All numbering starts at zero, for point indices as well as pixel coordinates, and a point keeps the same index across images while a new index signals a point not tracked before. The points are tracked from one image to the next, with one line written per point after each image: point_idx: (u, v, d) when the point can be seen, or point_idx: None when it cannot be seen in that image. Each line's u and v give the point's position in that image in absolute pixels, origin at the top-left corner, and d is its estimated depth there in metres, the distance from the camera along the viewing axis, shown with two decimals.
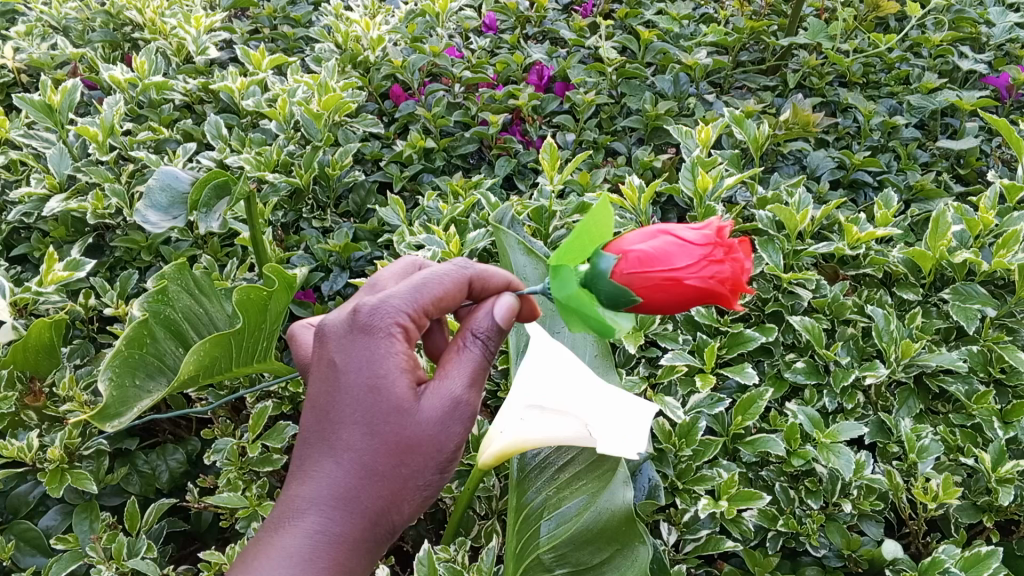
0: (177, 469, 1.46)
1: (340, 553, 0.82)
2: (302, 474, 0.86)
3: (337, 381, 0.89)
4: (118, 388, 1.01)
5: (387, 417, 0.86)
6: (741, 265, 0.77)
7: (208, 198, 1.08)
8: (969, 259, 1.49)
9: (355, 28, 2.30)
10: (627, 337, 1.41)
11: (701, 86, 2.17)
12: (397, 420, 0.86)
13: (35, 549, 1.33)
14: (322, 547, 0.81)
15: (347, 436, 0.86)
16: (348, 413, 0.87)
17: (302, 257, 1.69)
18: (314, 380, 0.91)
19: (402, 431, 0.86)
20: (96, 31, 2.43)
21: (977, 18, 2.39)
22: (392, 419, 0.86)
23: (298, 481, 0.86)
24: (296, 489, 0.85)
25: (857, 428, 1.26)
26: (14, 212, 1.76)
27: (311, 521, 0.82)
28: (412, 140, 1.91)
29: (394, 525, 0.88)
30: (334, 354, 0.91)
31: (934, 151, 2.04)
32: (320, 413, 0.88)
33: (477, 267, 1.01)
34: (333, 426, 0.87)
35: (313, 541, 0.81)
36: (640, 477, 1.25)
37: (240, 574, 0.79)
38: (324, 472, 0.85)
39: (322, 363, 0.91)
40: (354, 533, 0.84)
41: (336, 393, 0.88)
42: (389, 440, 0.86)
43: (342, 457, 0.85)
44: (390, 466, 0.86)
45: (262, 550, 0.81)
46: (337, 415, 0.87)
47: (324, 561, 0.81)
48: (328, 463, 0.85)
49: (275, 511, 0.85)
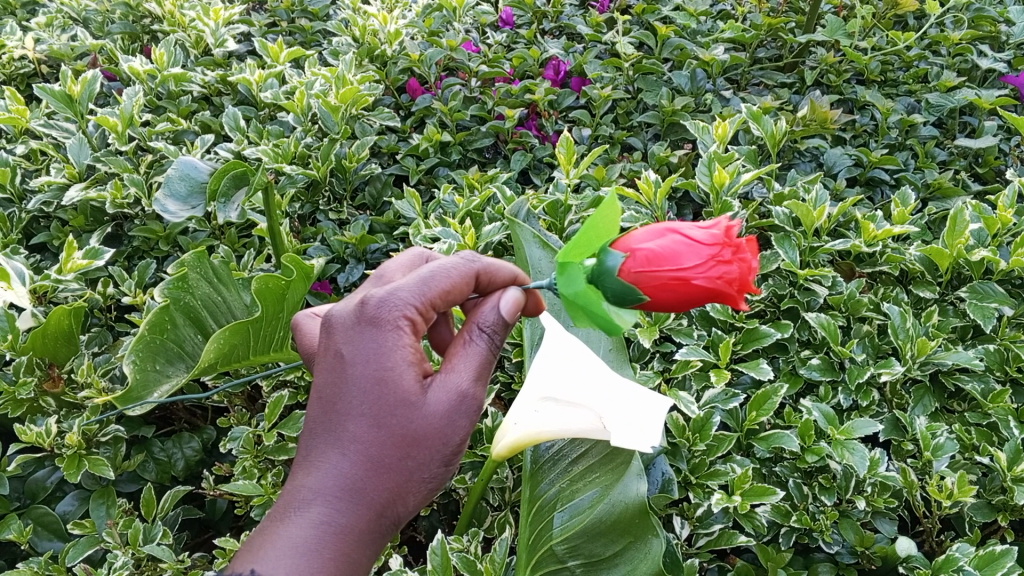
0: (193, 457, 1.48)
1: (345, 545, 0.82)
2: (308, 464, 0.86)
3: (344, 372, 0.89)
4: (140, 373, 1.06)
5: (393, 410, 0.87)
6: (749, 265, 0.77)
7: (226, 187, 1.09)
8: (987, 257, 1.49)
9: (373, 22, 2.32)
10: (641, 333, 1.41)
11: (718, 82, 2.16)
12: (404, 412, 0.87)
13: (52, 534, 1.35)
14: (327, 538, 0.81)
15: (354, 428, 0.86)
16: (355, 405, 0.87)
17: (319, 248, 1.71)
18: (320, 371, 0.92)
19: (408, 424, 0.87)
20: (116, 23, 2.48)
21: (997, 17, 2.38)
22: (398, 411, 0.87)
23: (304, 471, 0.86)
24: (301, 479, 0.85)
25: (872, 424, 1.24)
26: (34, 200, 1.78)
27: (316, 512, 0.82)
28: (429, 134, 1.93)
29: (399, 517, 0.89)
30: (341, 345, 0.91)
31: (952, 150, 2.03)
32: (327, 404, 0.89)
33: (485, 260, 1.01)
34: (340, 418, 0.87)
35: (318, 532, 0.81)
36: (653, 471, 1.26)
37: (243, 564, 0.79)
38: (330, 463, 0.85)
39: (329, 354, 0.91)
40: (359, 525, 0.84)
41: (343, 385, 0.89)
42: (396, 433, 0.87)
43: (348, 448, 0.86)
44: (396, 459, 0.87)
45: (266, 541, 0.81)
46: (343, 407, 0.88)
47: (329, 552, 0.81)
48: (334, 455, 0.86)
49: (279, 502, 0.85)
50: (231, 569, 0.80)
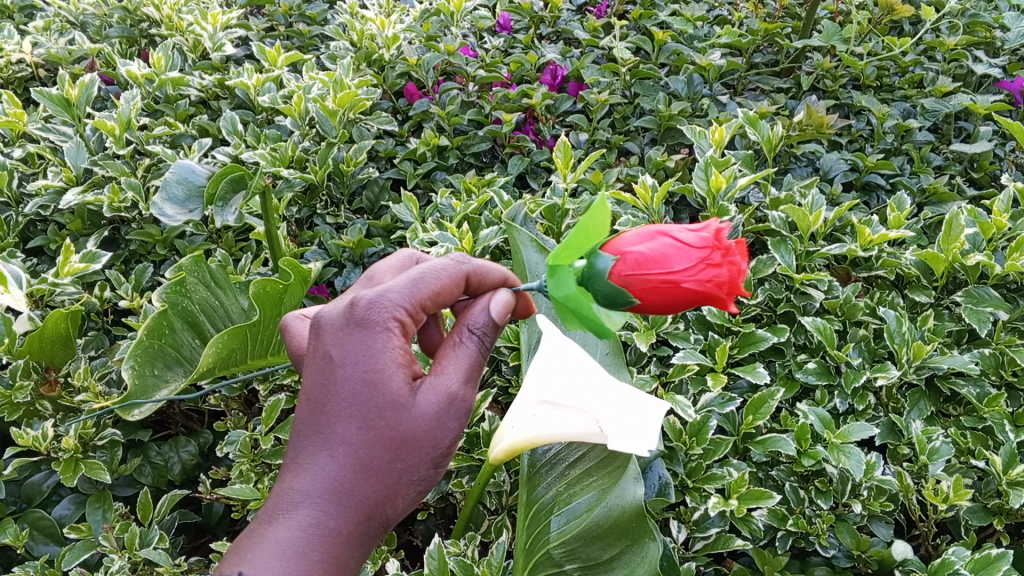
0: (189, 461, 1.48)
1: (333, 547, 0.82)
2: (296, 466, 0.86)
3: (333, 374, 0.89)
4: (138, 378, 1.09)
5: (383, 412, 0.87)
6: (738, 269, 0.78)
7: (224, 192, 1.09)
8: (982, 262, 1.50)
9: (371, 27, 2.33)
10: (637, 337, 1.42)
11: (715, 87, 2.17)
12: (393, 414, 0.87)
13: (48, 538, 1.35)
14: (315, 541, 0.81)
15: (342, 430, 0.86)
16: (344, 407, 0.87)
17: (316, 252, 1.71)
18: (309, 372, 0.92)
19: (397, 426, 0.87)
20: (113, 27, 2.47)
21: (992, 23, 2.39)
22: (388, 413, 0.87)
23: (292, 473, 0.86)
24: (290, 481, 0.85)
25: (868, 429, 1.25)
26: (30, 204, 1.77)
27: (305, 514, 0.82)
28: (426, 138, 1.94)
29: (388, 519, 0.89)
30: (330, 347, 0.91)
31: (947, 155, 2.04)
32: (315, 406, 0.89)
33: (474, 263, 1.01)
34: (328, 420, 0.87)
35: (306, 534, 0.81)
36: (651, 474, 1.24)
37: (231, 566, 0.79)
38: (318, 465, 0.85)
39: (317, 355, 0.91)
40: (348, 527, 0.84)
41: (332, 386, 0.88)
42: (385, 435, 0.87)
43: (337, 450, 0.86)
44: (385, 461, 0.87)
45: (255, 543, 0.81)
46: (332, 409, 0.88)
47: (317, 555, 0.81)
48: (322, 457, 0.86)
49: (267, 504, 0.85)
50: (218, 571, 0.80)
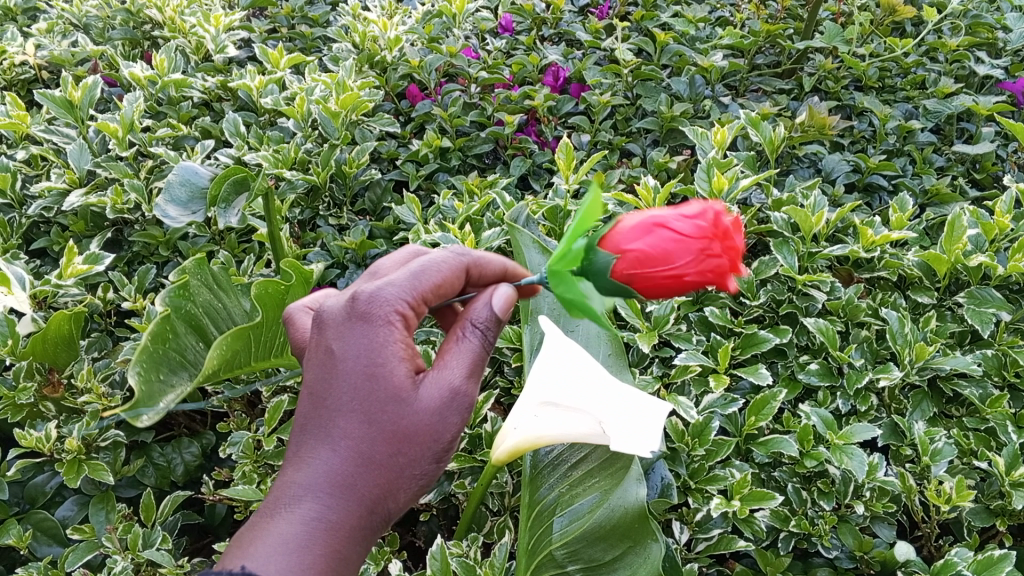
0: (192, 462, 1.49)
1: (336, 540, 0.82)
2: (298, 460, 0.86)
3: (334, 368, 0.89)
4: (145, 383, 0.99)
5: (385, 405, 0.87)
6: (737, 250, 0.77)
7: (226, 193, 1.09)
8: (984, 263, 1.50)
9: (373, 28, 2.33)
10: (640, 338, 1.42)
11: (717, 88, 2.17)
12: (395, 408, 0.87)
13: (52, 538, 1.35)
14: (317, 534, 0.81)
15: (344, 423, 0.87)
16: (345, 401, 0.87)
17: (319, 253, 1.71)
18: (310, 366, 0.92)
19: (399, 420, 0.87)
20: (116, 29, 2.48)
21: (994, 24, 2.39)
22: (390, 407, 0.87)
23: (294, 467, 0.86)
24: (291, 475, 0.85)
25: (870, 430, 1.25)
26: (34, 205, 1.78)
27: (307, 508, 0.82)
28: (428, 139, 1.94)
29: (389, 514, 0.89)
30: (332, 341, 0.91)
31: (950, 156, 2.03)
32: (317, 400, 0.89)
33: (474, 254, 1.02)
34: (330, 414, 0.87)
35: (308, 528, 0.81)
36: (653, 475, 1.24)
37: (233, 560, 0.79)
38: (320, 459, 0.85)
39: (319, 349, 0.91)
40: (350, 521, 0.84)
41: (333, 380, 0.89)
42: (387, 429, 0.87)
43: (339, 444, 0.86)
44: (387, 455, 0.87)
45: (257, 537, 0.81)
46: (334, 403, 0.88)
47: (320, 548, 0.81)
48: (324, 451, 0.86)
49: (269, 499, 0.85)
50: (220, 565, 0.80)
